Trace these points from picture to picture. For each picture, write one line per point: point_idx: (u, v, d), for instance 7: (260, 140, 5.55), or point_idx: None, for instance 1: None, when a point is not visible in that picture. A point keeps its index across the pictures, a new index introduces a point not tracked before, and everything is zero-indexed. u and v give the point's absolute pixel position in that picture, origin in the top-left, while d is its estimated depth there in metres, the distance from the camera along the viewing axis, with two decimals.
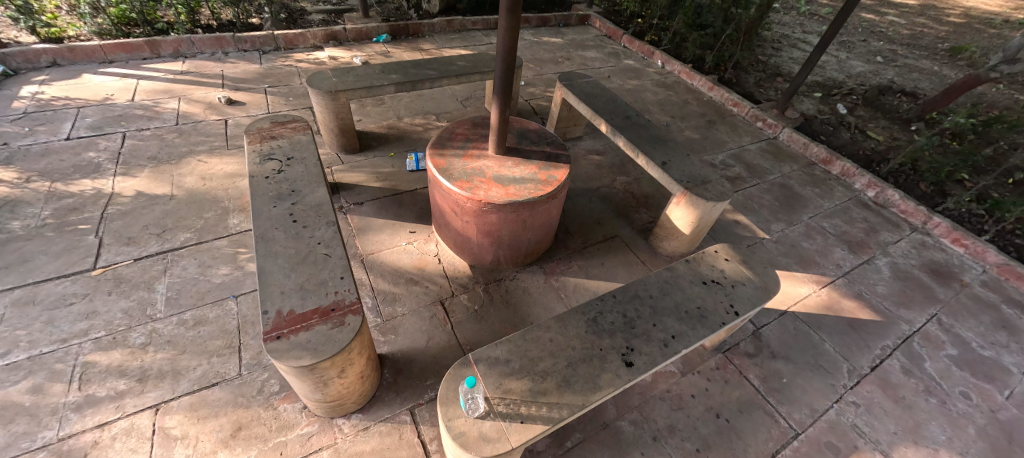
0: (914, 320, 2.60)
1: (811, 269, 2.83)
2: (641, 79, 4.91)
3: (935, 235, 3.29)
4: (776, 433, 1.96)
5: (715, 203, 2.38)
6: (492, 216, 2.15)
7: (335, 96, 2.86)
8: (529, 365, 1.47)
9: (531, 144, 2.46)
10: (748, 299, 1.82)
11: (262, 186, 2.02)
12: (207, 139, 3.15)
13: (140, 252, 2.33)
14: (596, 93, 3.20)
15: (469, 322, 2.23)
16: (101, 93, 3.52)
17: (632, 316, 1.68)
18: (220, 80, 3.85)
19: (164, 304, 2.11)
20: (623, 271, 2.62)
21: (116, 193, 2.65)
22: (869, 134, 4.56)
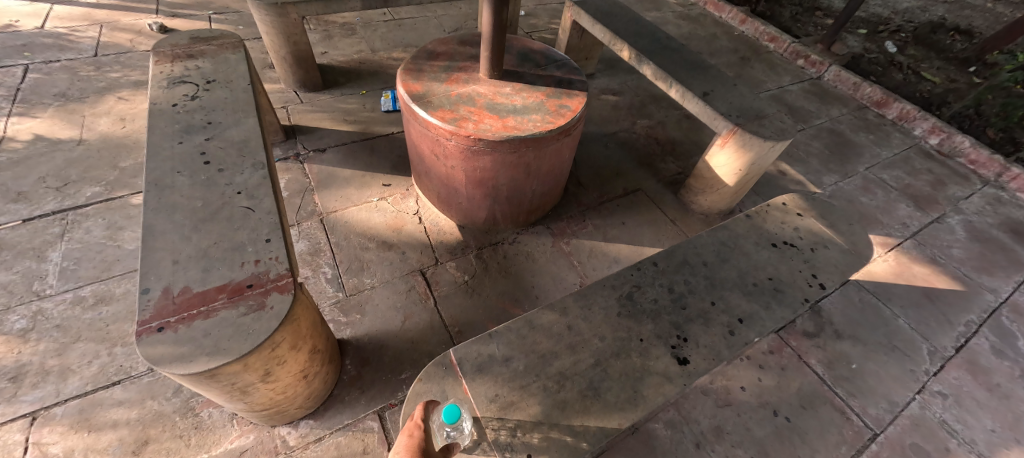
0: (999, 290, 2.15)
1: (874, 229, 2.34)
2: (661, 11, 4.19)
3: (1011, 189, 2.78)
4: (850, 434, 1.54)
5: (774, 144, 1.84)
6: (485, 159, 1.62)
7: (283, 10, 2.20)
8: (539, 365, 1.00)
9: (536, 67, 1.88)
10: (835, 267, 1.33)
11: (166, 116, 1.47)
12: (132, 74, 2.53)
13: (31, 211, 1.81)
14: (615, 12, 2.57)
15: (458, 296, 1.75)
16: (3, 18, 2.86)
17: (682, 292, 1.20)
18: (154, 5, 3.16)
19: (57, 277, 1.61)
20: (649, 231, 2.13)
21: (8, 138, 2.09)
22: (924, 76, 3.94)
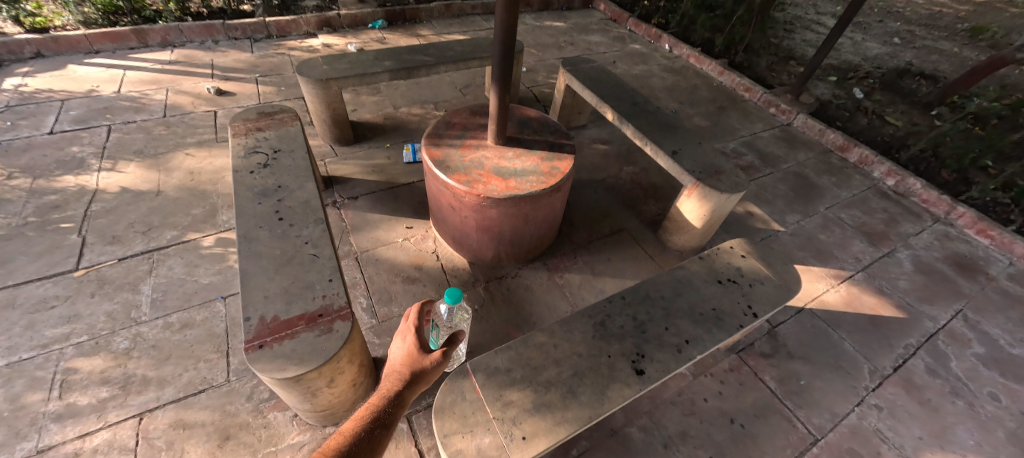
0: (938, 317, 2.47)
1: (829, 263, 2.69)
2: (648, 64, 4.71)
3: (958, 226, 3.12)
4: (795, 439, 1.85)
5: (730, 195, 2.24)
6: (492, 211, 2.02)
7: (326, 84, 2.72)
8: (532, 374, 1.36)
9: (534, 133, 2.31)
10: (767, 300, 1.70)
11: (246, 181, 1.90)
12: (196, 132, 3.03)
13: (124, 252, 2.23)
14: (602, 78, 3.03)
15: (469, 322, 2.12)
16: (87, 84, 3.40)
17: (643, 320, 1.56)
18: (209, 69, 3.71)
19: (149, 306, 2.01)
20: (631, 266, 2.50)
21: (100, 190, 2.55)
22: (887, 120, 4.35)
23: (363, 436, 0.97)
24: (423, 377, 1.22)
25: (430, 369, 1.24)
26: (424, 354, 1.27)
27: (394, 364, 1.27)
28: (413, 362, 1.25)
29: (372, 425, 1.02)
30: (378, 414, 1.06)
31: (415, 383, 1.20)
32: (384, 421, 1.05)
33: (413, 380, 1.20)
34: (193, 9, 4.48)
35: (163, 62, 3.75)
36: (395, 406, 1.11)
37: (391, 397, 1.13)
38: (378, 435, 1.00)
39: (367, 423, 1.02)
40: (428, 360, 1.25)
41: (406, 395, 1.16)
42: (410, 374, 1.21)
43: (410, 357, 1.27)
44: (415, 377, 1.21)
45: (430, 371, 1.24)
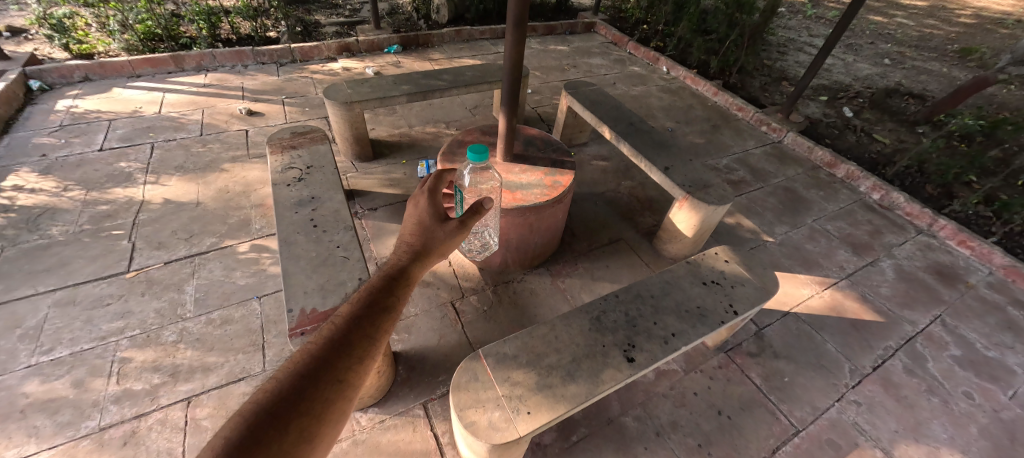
0: (918, 321, 2.63)
1: (814, 271, 2.88)
2: (646, 86, 5.00)
3: (941, 237, 3.29)
4: (778, 430, 2.01)
5: (717, 207, 2.45)
6: (500, 221, 2.24)
7: (350, 107, 3.01)
8: (536, 359, 1.56)
9: (538, 151, 2.55)
10: (747, 299, 1.89)
11: (284, 193, 2.16)
12: (230, 150, 3.32)
13: (169, 256, 2.48)
14: (601, 101, 3.30)
15: (479, 322, 2.33)
16: (130, 105, 3.73)
17: (634, 315, 1.76)
18: (240, 92, 4.04)
19: (193, 304, 2.25)
20: (628, 272, 2.71)
21: (146, 201, 2.82)
22: (875, 137, 4.56)
23: (380, 299, 1.01)
24: (440, 242, 1.27)
25: (448, 238, 1.29)
26: (442, 222, 1.30)
27: (411, 225, 1.29)
28: (432, 230, 1.28)
29: (389, 289, 1.06)
30: (395, 275, 1.11)
31: (432, 248, 1.24)
32: (402, 284, 1.09)
33: (431, 246, 1.24)
34: (224, 36, 4.86)
35: (198, 85, 4.10)
36: (413, 272, 1.15)
37: (408, 262, 1.16)
38: (397, 299, 1.05)
39: (384, 286, 1.06)
40: (446, 228, 1.29)
41: (424, 261, 1.20)
42: (429, 239, 1.25)
43: (428, 222, 1.29)
44: (433, 242, 1.26)
45: (446, 238, 1.28)
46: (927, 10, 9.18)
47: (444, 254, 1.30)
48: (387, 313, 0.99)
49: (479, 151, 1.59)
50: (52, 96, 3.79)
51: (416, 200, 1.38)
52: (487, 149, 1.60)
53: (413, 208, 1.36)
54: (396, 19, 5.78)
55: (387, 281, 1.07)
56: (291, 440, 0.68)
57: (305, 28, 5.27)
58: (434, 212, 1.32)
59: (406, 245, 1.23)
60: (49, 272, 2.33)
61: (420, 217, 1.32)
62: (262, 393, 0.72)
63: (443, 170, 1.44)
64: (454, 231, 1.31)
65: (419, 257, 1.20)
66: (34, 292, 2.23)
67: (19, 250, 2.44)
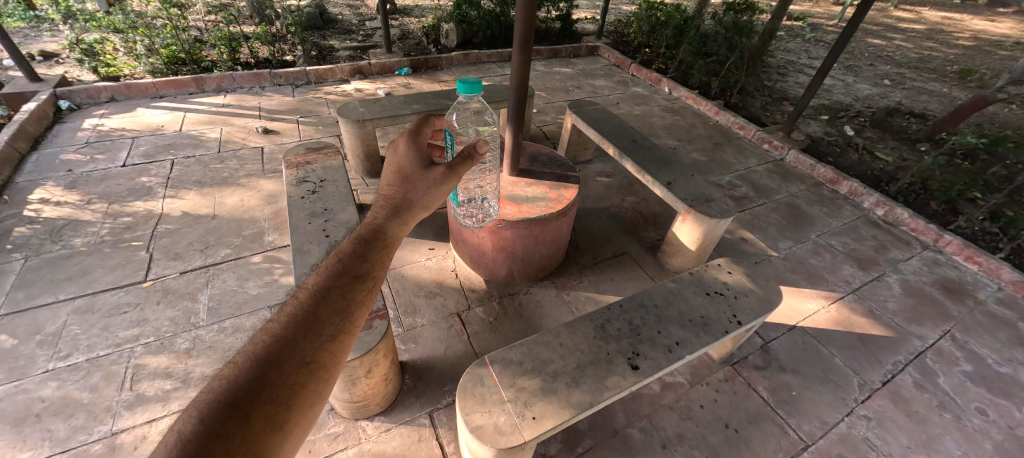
0: (926, 336, 2.61)
1: (820, 285, 2.89)
2: (649, 105, 5.13)
3: (947, 252, 3.29)
4: (786, 444, 1.99)
5: (720, 220, 2.49)
6: (506, 232, 2.29)
7: (363, 124, 3.13)
8: (541, 366, 1.59)
9: (543, 167, 2.63)
10: (750, 310, 1.91)
11: (298, 205, 2.24)
12: (246, 166, 3.44)
13: (185, 266, 2.56)
14: (604, 119, 3.40)
15: (485, 332, 2.35)
16: (153, 124, 3.90)
17: (638, 324, 1.79)
18: (257, 111, 4.21)
19: (206, 313, 2.30)
20: (632, 285, 2.73)
21: (165, 214, 2.93)
22: (878, 155, 4.60)
23: (351, 268, 1.05)
24: (422, 194, 1.30)
25: (432, 188, 1.30)
26: (424, 172, 1.31)
27: (393, 177, 1.35)
28: (412, 183, 1.31)
29: (362, 255, 1.10)
30: (370, 236, 1.16)
31: (412, 202, 1.28)
32: (377, 245, 1.14)
33: (410, 200, 1.28)
34: (244, 60, 5.10)
35: (218, 105, 4.28)
36: (389, 232, 1.20)
37: (384, 221, 1.21)
38: (372, 264, 1.09)
39: (357, 252, 1.10)
40: (430, 179, 1.30)
41: (402, 218, 1.25)
42: (409, 193, 1.29)
43: (409, 176, 1.33)
44: (414, 196, 1.29)
45: (428, 188, 1.30)
46: (925, 33, 9.39)
47: (429, 205, 1.34)
48: (360, 280, 1.04)
49: (469, 84, 1.54)
50: (79, 115, 3.98)
51: (398, 153, 1.41)
52: (479, 82, 1.55)
53: (396, 158, 1.41)
54: (407, 43, 6.04)
55: (361, 246, 1.12)
56: (257, 428, 0.70)
57: (321, 52, 5.53)
58: (414, 163, 1.35)
59: (386, 202, 1.27)
60: (70, 281, 2.41)
61: (402, 168, 1.37)
62: (221, 381, 0.74)
63: (422, 123, 1.48)
64: (440, 179, 1.30)
65: (397, 214, 1.25)
66: (54, 299, 2.31)
67: (43, 260, 2.53)
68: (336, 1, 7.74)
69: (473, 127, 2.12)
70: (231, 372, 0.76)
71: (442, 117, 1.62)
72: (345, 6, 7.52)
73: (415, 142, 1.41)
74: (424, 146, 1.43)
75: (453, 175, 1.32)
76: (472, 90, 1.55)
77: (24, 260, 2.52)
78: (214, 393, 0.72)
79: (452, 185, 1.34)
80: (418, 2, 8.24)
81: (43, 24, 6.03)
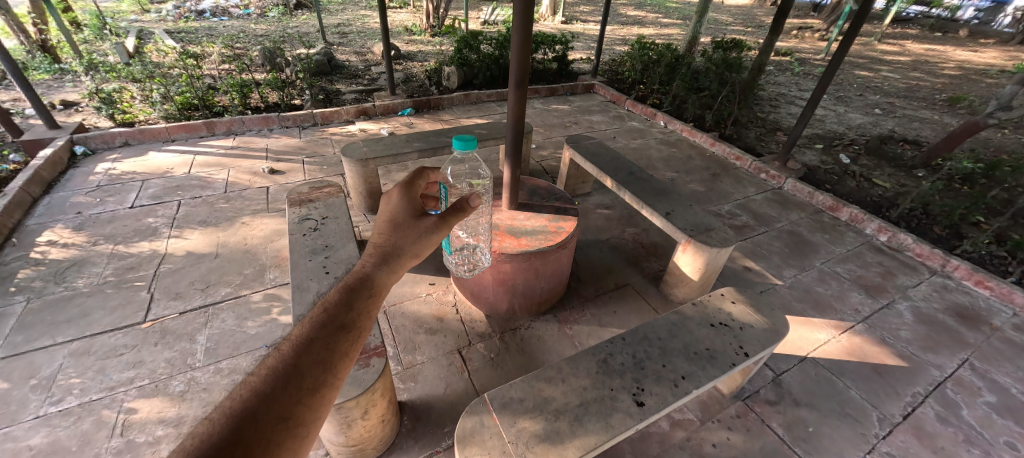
0: (944, 365, 2.51)
1: (829, 315, 2.82)
2: (645, 139, 5.25)
3: (956, 277, 3.23)
4: None
5: (720, 249, 2.48)
6: (506, 266, 2.28)
7: (365, 163, 3.22)
8: (543, 404, 1.53)
9: (542, 200, 2.65)
10: (757, 341, 1.86)
11: (300, 242, 2.26)
12: (250, 205, 3.51)
13: (185, 306, 2.55)
14: (601, 152, 3.47)
15: (486, 369, 2.29)
16: (163, 166, 4.02)
17: (642, 357, 1.74)
18: (264, 153, 4.35)
19: (203, 353, 2.27)
20: (636, 317, 2.69)
21: (168, 253, 2.96)
22: (875, 182, 4.64)
23: (337, 318, 1.03)
24: (411, 244, 1.31)
25: (421, 238, 1.32)
26: (416, 221, 1.34)
27: (384, 226, 1.35)
28: (403, 232, 1.32)
29: (348, 305, 1.08)
30: (356, 287, 1.14)
31: (401, 251, 1.28)
32: (362, 295, 1.13)
33: (399, 249, 1.29)
34: (254, 104, 5.32)
35: (227, 147, 4.43)
36: (377, 282, 1.19)
37: (372, 270, 1.20)
38: (357, 314, 1.07)
39: (342, 303, 1.08)
40: (420, 228, 1.33)
41: (390, 267, 1.24)
42: (399, 242, 1.30)
43: (400, 224, 1.34)
44: (403, 245, 1.30)
45: (417, 239, 1.31)
46: (910, 65, 9.74)
47: (418, 255, 1.33)
48: (345, 331, 1.01)
49: (464, 141, 1.56)
50: (93, 159, 4.12)
51: (391, 201, 1.43)
52: (474, 139, 1.56)
53: (388, 206, 1.42)
54: (410, 86, 6.32)
55: (347, 296, 1.11)
56: None
57: (327, 96, 5.80)
58: (407, 212, 1.37)
59: (375, 251, 1.26)
60: (69, 323, 2.40)
61: (393, 217, 1.38)
62: (195, 437, 0.69)
63: (419, 173, 1.52)
64: (430, 229, 1.33)
65: (385, 262, 1.24)
66: (52, 342, 2.28)
67: (44, 302, 2.54)
68: (344, 49, 8.19)
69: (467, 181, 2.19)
70: (206, 428, 0.71)
71: (437, 170, 1.65)
72: (352, 53, 7.95)
73: (408, 192, 1.44)
74: (417, 197, 1.45)
75: (443, 226, 1.36)
76: (467, 147, 1.57)
77: (26, 302, 2.53)
78: (182, 455, 0.66)
79: (442, 235, 1.36)
80: (421, 48, 8.69)
81: (65, 75, 6.38)
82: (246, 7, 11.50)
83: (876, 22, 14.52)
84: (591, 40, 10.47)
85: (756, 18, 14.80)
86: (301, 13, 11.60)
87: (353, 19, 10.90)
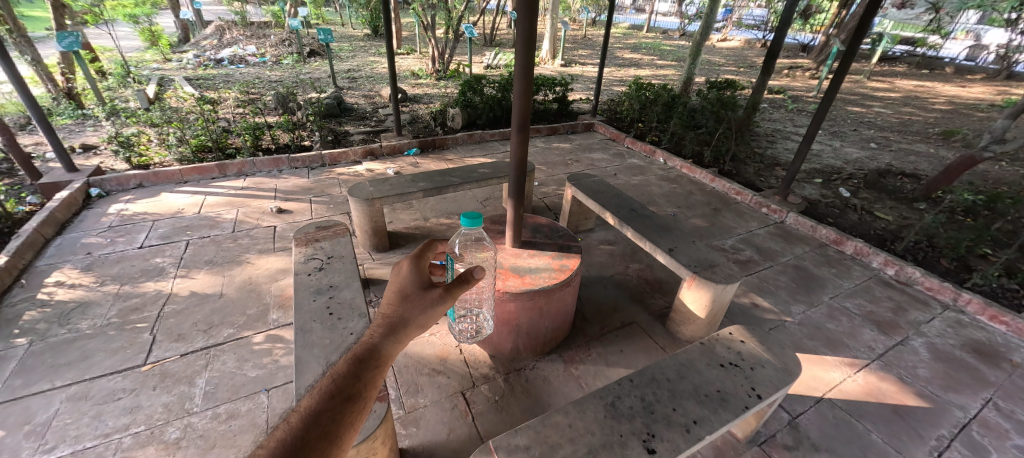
0: (967, 406, 2.41)
1: (842, 352, 2.75)
2: (645, 175, 5.35)
3: (970, 312, 3.16)
4: None
5: (725, 285, 2.46)
6: (510, 305, 2.26)
7: (371, 203, 3.28)
8: (550, 451, 1.47)
9: (545, 237, 2.68)
10: (769, 382, 1.81)
11: (305, 282, 2.27)
12: (257, 244, 3.56)
13: (186, 348, 2.53)
14: (603, 190, 3.52)
15: (490, 413, 2.22)
16: (174, 207, 4.12)
17: (651, 400, 1.69)
18: (273, 193, 4.46)
19: (202, 398, 2.23)
20: (643, 357, 2.63)
21: (173, 294, 2.97)
22: (877, 215, 4.66)
23: (344, 388, 0.88)
24: (419, 313, 1.16)
25: (430, 308, 1.18)
26: (424, 291, 1.21)
27: (391, 295, 1.20)
28: (410, 303, 1.18)
29: (355, 374, 0.93)
30: (363, 357, 0.98)
31: (408, 322, 1.12)
32: (370, 365, 0.97)
33: (408, 319, 1.13)
34: (266, 146, 5.51)
35: (237, 188, 4.55)
36: (385, 352, 1.02)
37: (380, 340, 1.04)
38: (364, 384, 0.92)
39: (350, 371, 0.93)
40: (429, 298, 1.19)
41: (398, 337, 1.07)
42: (406, 312, 1.14)
43: (407, 294, 1.20)
44: (409, 316, 1.14)
45: (427, 307, 1.18)
46: (900, 100, 10.05)
47: (425, 326, 1.19)
48: (351, 403, 0.86)
49: (472, 218, 1.61)
50: (107, 201, 4.23)
51: (400, 269, 1.32)
52: (482, 215, 1.62)
53: (394, 277, 1.29)
54: (416, 127, 6.55)
55: (354, 364, 0.95)
56: None
57: (336, 137, 6.02)
58: (414, 282, 1.24)
59: (383, 318, 1.12)
60: (69, 366, 2.38)
61: (402, 285, 1.25)
62: None
63: (433, 239, 1.44)
64: (437, 300, 1.20)
65: (392, 332, 1.07)
66: (50, 386, 2.25)
67: (46, 344, 2.52)
68: (353, 93, 8.60)
69: (476, 251, 1.99)
70: None
71: (447, 241, 1.56)
72: (361, 97, 8.33)
73: (419, 261, 1.33)
74: (428, 266, 1.35)
75: (449, 297, 1.24)
76: (475, 223, 1.61)
77: (29, 345, 2.52)
78: None
79: (449, 307, 1.23)
80: (427, 91, 9.10)
81: (87, 120, 6.67)
82: (262, 55, 12.19)
83: (864, 61, 15.13)
84: (589, 81, 10.93)
85: (747, 59, 15.48)
86: (314, 60, 12.26)
87: (362, 64, 11.49)
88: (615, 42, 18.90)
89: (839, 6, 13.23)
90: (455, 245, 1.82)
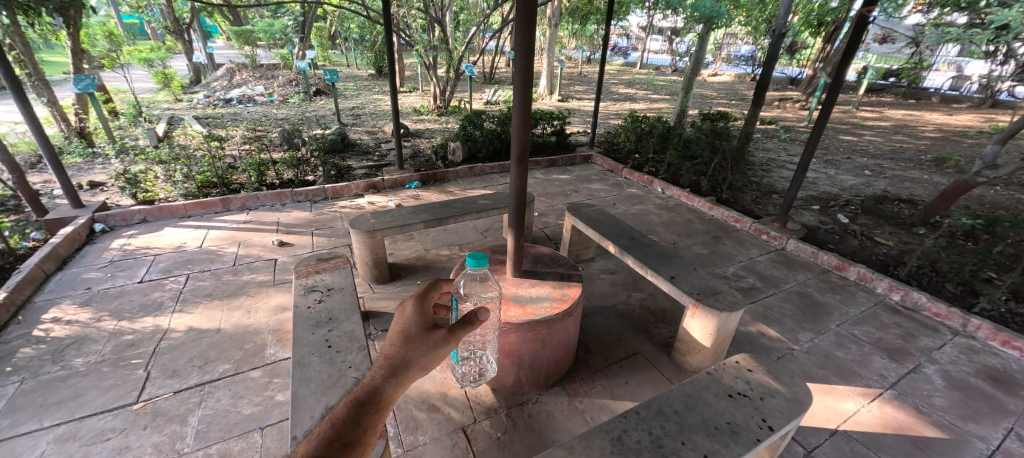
0: (989, 436, 2.31)
1: (854, 381, 2.67)
2: (645, 205, 5.39)
3: (981, 338, 3.10)
4: None
5: (729, 313, 2.43)
6: (513, 336, 2.23)
7: (372, 234, 3.30)
8: None
9: (546, 266, 2.67)
10: (781, 414, 1.74)
11: (305, 314, 2.24)
12: (257, 278, 3.55)
13: (180, 384, 2.48)
14: (602, 219, 3.54)
15: (492, 451, 2.13)
16: (176, 241, 4.14)
17: (659, 434, 1.64)
18: (275, 227, 4.48)
19: (193, 437, 2.15)
20: (649, 388, 2.57)
21: (170, 329, 2.93)
22: (878, 240, 4.67)
23: (342, 434, 0.85)
24: (422, 356, 1.13)
25: (433, 350, 1.15)
26: (427, 332, 1.17)
27: (393, 335, 1.18)
28: (412, 344, 1.15)
29: (354, 419, 0.91)
30: (362, 400, 0.95)
31: (410, 364, 1.09)
32: (370, 410, 0.94)
33: (410, 362, 1.10)
34: (270, 181, 5.61)
35: (240, 222, 4.59)
36: (385, 396, 0.99)
37: (381, 382, 1.02)
38: (363, 430, 0.89)
39: (349, 416, 0.90)
40: (432, 340, 1.16)
41: (399, 379, 1.05)
42: (409, 355, 1.11)
43: (410, 335, 1.17)
44: (412, 358, 1.11)
45: (428, 349, 1.15)
46: (891, 129, 10.29)
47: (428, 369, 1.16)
48: (350, 449, 0.83)
49: (477, 258, 1.62)
50: (110, 236, 4.26)
51: (404, 309, 1.29)
52: (486, 255, 1.63)
53: (396, 317, 1.25)
54: (417, 161, 6.69)
55: (354, 408, 0.93)
56: None
57: (339, 172, 6.13)
58: (418, 322, 1.22)
59: (385, 361, 1.09)
60: (59, 404, 2.32)
61: (404, 327, 1.21)
62: None
63: (440, 279, 1.43)
64: (440, 342, 1.17)
65: (394, 374, 1.05)
66: (39, 426, 2.18)
67: (38, 382, 2.47)
68: (356, 129, 8.85)
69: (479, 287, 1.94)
70: None
71: (452, 282, 1.54)
72: (364, 133, 8.57)
73: (422, 302, 1.30)
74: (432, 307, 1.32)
75: (453, 339, 1.21)
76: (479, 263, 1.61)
77: (19, 383, 2.46)
78: None
79: (452, 350, 1.20)
80: (428, 126, 9.38)
81: (96, 159, 6.83)
82: (270, 95, 12.65)
83: (851, 93, 15.62)
84: (586, 115, 11.28)
85: (738, 93, 16.03)
86: (320, 98, 12.69)
87: (366, 103, 11.90)
88: (612, 78, 19.60)
89: (822, 42, 13.83)
90: (459, 285, 1.79)
